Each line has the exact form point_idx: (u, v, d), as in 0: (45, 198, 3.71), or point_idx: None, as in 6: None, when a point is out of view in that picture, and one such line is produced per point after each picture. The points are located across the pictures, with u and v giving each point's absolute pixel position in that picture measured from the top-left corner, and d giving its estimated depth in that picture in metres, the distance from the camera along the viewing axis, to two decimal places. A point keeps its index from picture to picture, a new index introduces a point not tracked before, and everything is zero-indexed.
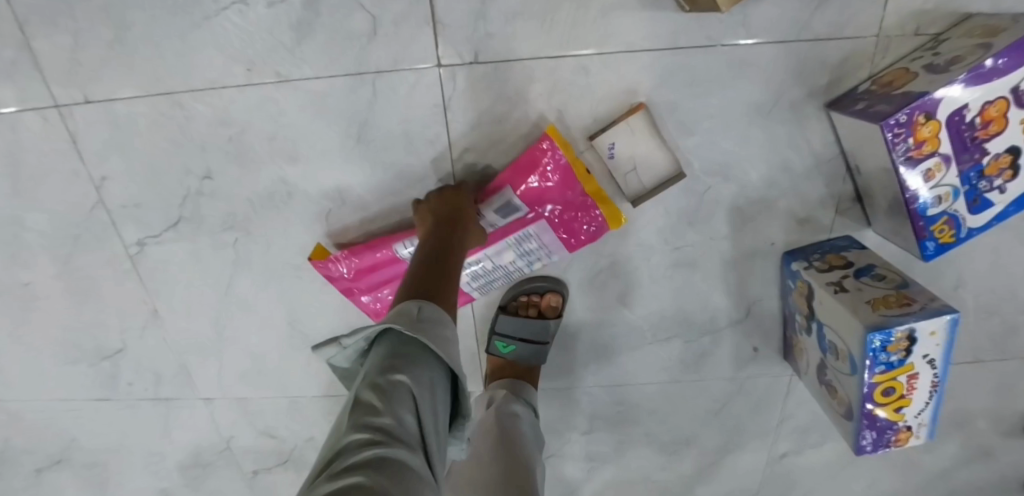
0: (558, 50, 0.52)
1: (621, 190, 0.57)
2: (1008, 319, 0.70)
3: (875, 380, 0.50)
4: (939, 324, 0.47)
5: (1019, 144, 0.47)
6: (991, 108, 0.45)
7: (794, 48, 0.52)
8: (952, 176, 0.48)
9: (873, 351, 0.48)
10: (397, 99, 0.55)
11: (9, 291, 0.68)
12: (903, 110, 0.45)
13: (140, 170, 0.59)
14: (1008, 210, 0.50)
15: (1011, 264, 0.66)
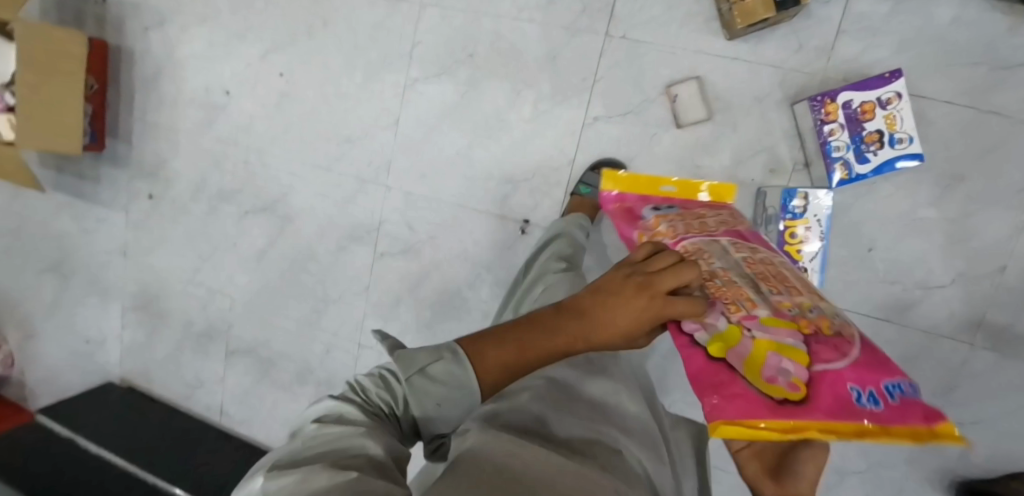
0: (664, 38, 1.04)
1: (676, 121, 1.06)
2: (907, 297, 1.03)
3: (787, 224, 0.98)
4: (822, 196, 0.97)
5: (882, 129, 0.92)
6: (866, 105, 0.91)
7: (783, 67, 1.00)
8: (845, 137, 0.93)
9: (788, 203, 0.97)
10: (578, 40, 1.08)
11: (332, 86, 1.25)
12: (818, 97, 0.93)
13: (437, 40, 1.16)
14: (880, 168, 0.93)
15: (908, 251, 1.01)
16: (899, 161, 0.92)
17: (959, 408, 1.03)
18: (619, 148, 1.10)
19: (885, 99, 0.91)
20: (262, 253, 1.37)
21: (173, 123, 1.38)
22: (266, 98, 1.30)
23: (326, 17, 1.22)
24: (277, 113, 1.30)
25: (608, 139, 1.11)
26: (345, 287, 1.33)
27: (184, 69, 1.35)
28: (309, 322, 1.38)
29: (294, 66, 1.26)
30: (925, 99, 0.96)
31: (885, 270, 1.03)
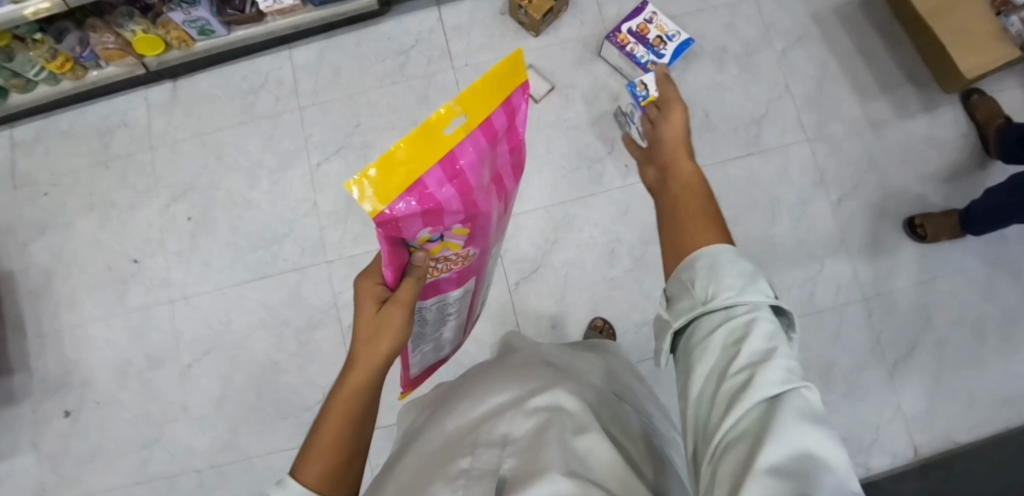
0: (494, 52, 1.38)
1: (533, 99, 1.36)
2: (751, 130, 1.34)
3: (642, 104, 1.23)
4: (649, 78, 1.24)
5: (659, 34, 1.30)
6: (641, 26, 1.31)
7: (581, 35, 1.38)
8: (641, 48, 1.29)
9: (633, 93, 1.23)
10: (436, 81, 1.38)
11: (241, 204, 1.35)
12: (610, 35, 1.30)
13: (327, 129, 1.37)
14: (673, 57, 1.30)
15: (729, 102, 1.35)
16: (683, 47, 1.31)
17: (835, 186, 1.33)
18: None
19: (648, 18, 1.31)
20: (220, 397, 1.27)
21: (76, 320, 1.30)
22: (178, 246, 1.33)
23: (221, 153, 1.37)
24: (194, 255, 1.33)
25: None
26: (323, 380, 1.28)
27: (81, 260, 1.32)
28: (299, 442, 1.25)
29: (200, 206, 1.35)
30: (673, 16, 1.39)
31: (726, 121, 1.35)
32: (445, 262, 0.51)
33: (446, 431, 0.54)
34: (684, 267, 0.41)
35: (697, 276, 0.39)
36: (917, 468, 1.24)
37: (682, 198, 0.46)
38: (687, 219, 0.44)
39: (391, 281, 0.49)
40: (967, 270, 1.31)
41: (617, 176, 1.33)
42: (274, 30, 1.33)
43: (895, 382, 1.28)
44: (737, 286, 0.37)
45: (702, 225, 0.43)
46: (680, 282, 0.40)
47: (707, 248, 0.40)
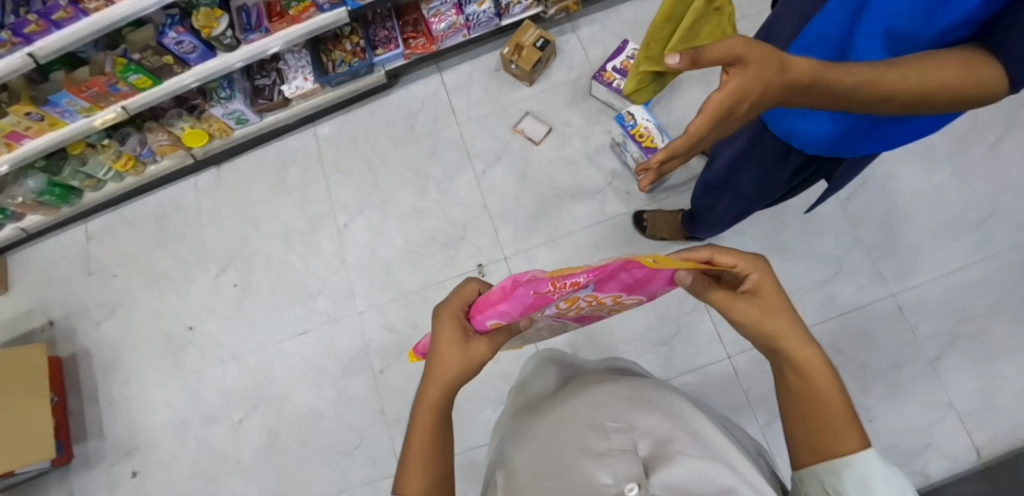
0: (492, 105, 1.51)
1: (533, 141, 1.46)
2: None
3: (632, 132, 1.31)
4: (636, 108, 1.33)
5: None
6: (625, 61, 1.40)
7: (571, 79, 1.49)
8: (626, 83, 1.38)
9: (623, 123, 1.32)
10: (443, 138, 1.51)
11: (279, 268, 1.49)
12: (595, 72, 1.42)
13: (350, 192, 1.52)
14: None
15: None
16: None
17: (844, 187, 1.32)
18: (510, 179, 1.44)
19: (630, 54, 1.41)
20: (268, 448, 1.35)
21: (142, 386, 1.43)
22: (227, 311, 1.47)
23: (260, 224, 1.53)
24: (241, 318, 1.46)
25: (498, 179, 1.45)
26: (360, 425, 1.34)
27: (146, 332, 1.48)
28: (341, 487, 1.30)
29: (244, 273, 1.50)
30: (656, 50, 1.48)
31: None
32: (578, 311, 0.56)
33: (574, 407, 0.44)
34: (827, 475, 0.41)
35: (848, 493, 0.39)
36: (983, 469, 1.15)
37: (809, 393, 0.43)
38: (815, 417, 0.42)
39: (477, 323, 0.55)
40: (1002, 251, 1.27)
41: (619, 201, 1.38)
42: (300, 111, 1.51)
43: (940, 379, 1.22)
44: (900, 492, 0.39)
45: (839, 424, 0.42)
46: (817, 488, 0.41)
47: (846, 460, 0.40)
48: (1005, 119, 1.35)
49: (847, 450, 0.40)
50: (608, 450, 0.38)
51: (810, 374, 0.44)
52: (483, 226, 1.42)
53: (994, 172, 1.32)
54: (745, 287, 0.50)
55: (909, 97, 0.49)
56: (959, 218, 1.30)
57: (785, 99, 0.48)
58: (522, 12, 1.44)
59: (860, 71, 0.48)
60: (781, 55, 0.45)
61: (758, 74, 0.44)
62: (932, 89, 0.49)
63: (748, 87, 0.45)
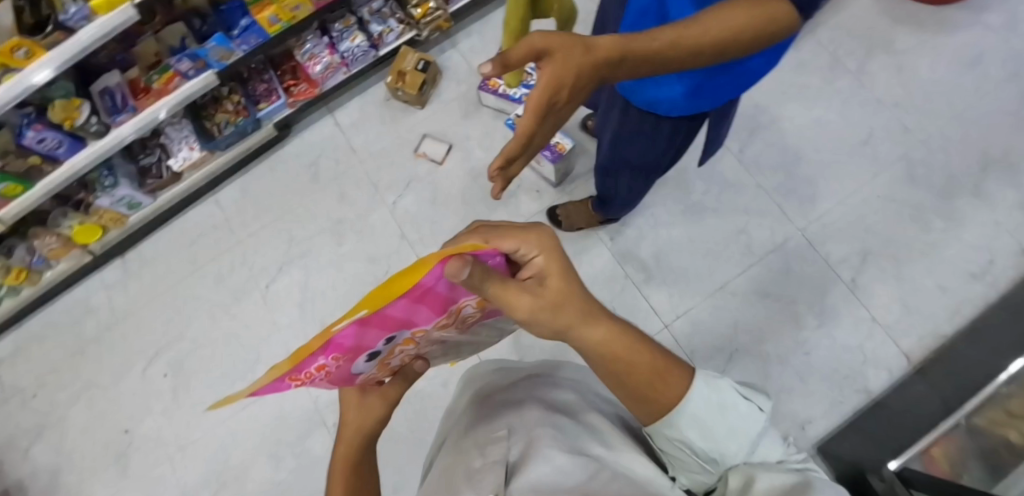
0: (390, 135, 1.50)
1: (437, 162, 1.46)
2: None
3: None
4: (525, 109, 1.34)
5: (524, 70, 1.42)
6: None
7: (461, 94, 1.50)
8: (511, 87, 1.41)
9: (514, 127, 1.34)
10: (348, 177, 1.49)
11: (209, 346, 1.43)
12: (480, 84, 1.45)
13: (267, 252, 1.48)
14: None
15: None
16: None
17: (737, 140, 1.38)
18: (423, 203, 1.44)
19: None
20: None
21: None
22: (164, 404, 1.40)
23: (180, 306, 1.46)
24: (180, 408, 1.39)
25: (412, 206, 1.44)
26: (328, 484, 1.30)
27: (81, 448, 1.39)
28: None
29: (174, 361, 1.43)
30: None
31: None
32: (411, 352, 0.47)
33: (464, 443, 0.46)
34: (665, 429, 0.44)
35: (687, 434, 0.43)
36: (916, 370, 1.22)
37: (633, 375, 0.40)
38: (645, 388, 0.41)
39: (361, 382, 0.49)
40: (886, 168, 1.35)
41: (532, 200, 1.39)
42: (194, 182, 1.46)
43: (861, 298, 1.28)
44: (730, 424, 0.44)
45: (663, 380, 0.42)
46: (666, 441, 0.45)
47: (678, 407, 0.42)
48: (862, 47, 1.45)
49: (675, 398, 0.42)
50: (481, 468, 0.38)
51: (617, 351, 0.40)
52: (407, 256, 1.41)
53: (863, 97, 1.41)
54: (530, 272, 0.40)
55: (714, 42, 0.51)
56: (843, 145, 1.38)
57: (601, 79, 0.48)
58: (397, 39, 1.45)
59: (658, 35, 0.49)
60: (580, 37, 0.44)
61: (568, 62, 0.43)
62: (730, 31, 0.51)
63: (563, 74, 0.43)
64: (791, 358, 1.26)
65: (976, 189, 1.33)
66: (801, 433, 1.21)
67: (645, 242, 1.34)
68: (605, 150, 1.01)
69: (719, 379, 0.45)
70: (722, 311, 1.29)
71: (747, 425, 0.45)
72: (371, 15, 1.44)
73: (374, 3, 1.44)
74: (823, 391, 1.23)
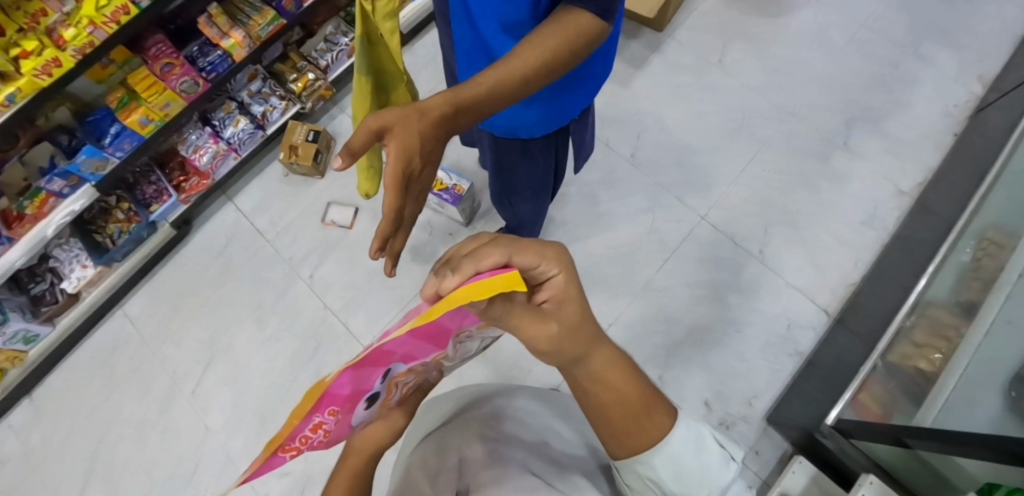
0: (295, 210, 1.48)
1: (346, 227, 1.45)
2: None
3: None
4: None
5: None
6: None
7: None
8: None
9: None
10: (259, 260, 1.45)
11: (141, 469, 1.33)
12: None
13: (187, 355, 1.41)
14: None
15: None
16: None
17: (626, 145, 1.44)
18: (340, 269, 1.42)
19: None
20: None
21: None
22: None
23: (102, 434, 1.36)
24: None
25: (329, 275, 1.41)
26: None
27: None
28: None
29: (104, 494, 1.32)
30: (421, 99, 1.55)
31: None
32: (398, 391, 0.41)
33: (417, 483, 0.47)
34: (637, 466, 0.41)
35: (660, 474, 0.41)
36: (838, 322, 1.27)
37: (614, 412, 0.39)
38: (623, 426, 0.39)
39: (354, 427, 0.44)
40: (766, 143, 1.44)
41: (446, 243, 1.39)
42: (96, 299, 1.40)
43: (773, 267, 1.33)
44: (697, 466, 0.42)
45: (645, 418, 0.39)
46: (633, 478, 0.42)
47: (654, 449, 0.40)
48: (720, 39, 1.55)
49: (657, 436, 0.40)
50: None
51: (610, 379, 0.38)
52: (334, 325, 1.37)
53: (731, 83, 1.50)
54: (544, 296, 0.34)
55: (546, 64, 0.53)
56: (723, 129, 1.46)
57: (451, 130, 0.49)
58: (282, 115, 1.46)
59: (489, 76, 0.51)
60: (413, 103, 0.45)
61: (409, 129, 0.44)
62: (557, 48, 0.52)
63: (407, 144, 0.44)
64: (724, 338, 1.29)
65: (848, 145, 1.43)
66: (749, 408, 1.23)
67: None
68: (492, 181, 1.02)
69: (702, 425, 0.44)
70: (649, 308, 1.31)
71: (719, 474, 0.43)
72: (251, 97, 1.44)
73: (252, 85, 1.45)
74: (760, 363, 1.27)
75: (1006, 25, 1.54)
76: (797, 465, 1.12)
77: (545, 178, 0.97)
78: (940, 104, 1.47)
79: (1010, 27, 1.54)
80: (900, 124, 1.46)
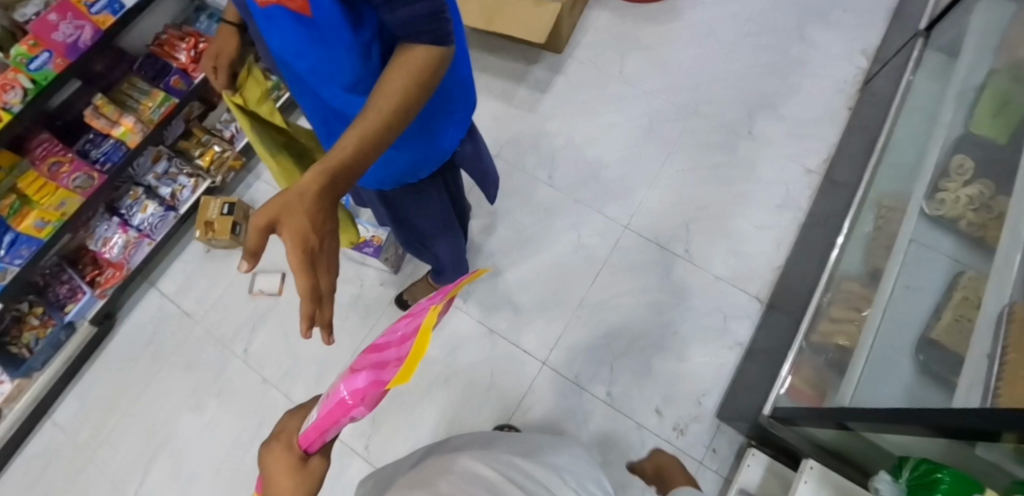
0: (220, 285, 1.45)
1: (274, 293, 1.42)
2: None
3: None
4: None
5: None
6: None
7: None
8: None
9: None
10: (190, 343, 1.40)
11: None
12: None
13: (122, 457, 1.32)
14: None
15: None
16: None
17: (542, 168, 1.45)
18: (273, 338, 1.38)
19: None
20: None
21: None
22: None
23: None
24: None
25: (263, 346, 1.38)
26: None
27: None
28: None
29: None
30: None
31: None
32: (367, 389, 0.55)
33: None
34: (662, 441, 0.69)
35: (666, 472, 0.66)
36: (769, 307, 1.29)
37: None
38: None
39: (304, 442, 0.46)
40: (675, 145, 1.47)
41: (379, 295, 1.38)
42: (15, 416, 1.31)
43: (701, 264, 1.35)
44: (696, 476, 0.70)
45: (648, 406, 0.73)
46: None
47: None
48: (617, 51, 1.59)
49: None
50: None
51: None
52: (274, 398, 1.33)
53: (633, 92, 1.54)
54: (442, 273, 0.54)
55: (413, 93, 0.49)
56: (633, 137, 1.48)
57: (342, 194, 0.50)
58: (193, 193, 1.43)
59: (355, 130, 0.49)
60: (292, 187, 0.47)
61: (294, 214, 0.47)
62: (414, 73, 0.48)
63: (298, 228, 0.47)
64: (665, 342, 1.29)
65: (752, 135, 1.48)
66: (699, 408, 1.23)
67: (495, 291, 1.35)
68: (400, 234, 0.98)
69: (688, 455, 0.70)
70: (588, 325, 1.31)
71: None
72: (158, 179, 1.41)
73: (158, 167, 1.42)
74: (703, 360, 1.27)
75: (877, 0, 1.63)
76: (751, 458, 1.11)
77: (449, 211, 0.94)
78: (830, 82, 1.54)
79: (881, 2, 1.63)
80: (797, 107, 1.52)
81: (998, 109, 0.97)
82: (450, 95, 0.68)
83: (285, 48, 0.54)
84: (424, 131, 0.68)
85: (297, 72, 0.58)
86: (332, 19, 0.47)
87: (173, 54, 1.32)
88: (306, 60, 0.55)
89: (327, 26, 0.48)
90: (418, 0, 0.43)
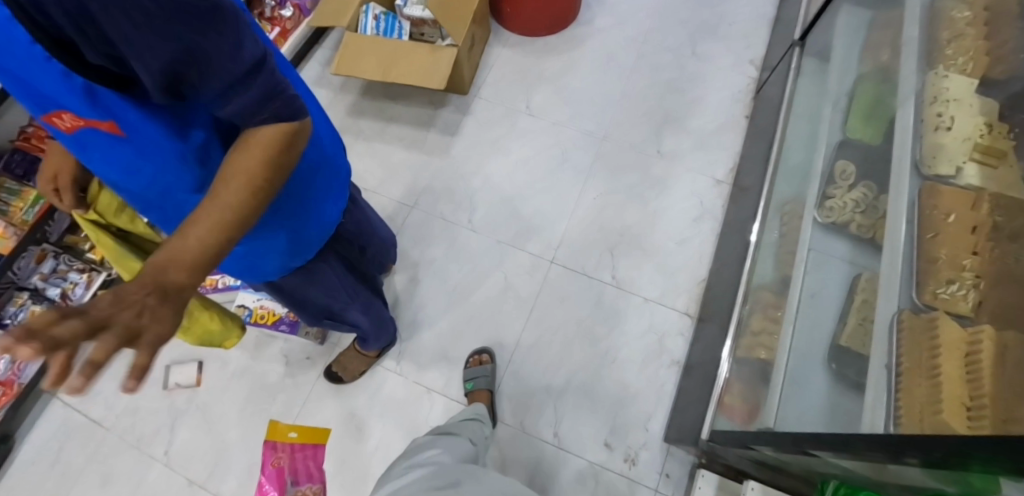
0: (130, 384, 1.33)
1: (191, 384, 1.32)
2: None
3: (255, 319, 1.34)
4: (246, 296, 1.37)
5: None
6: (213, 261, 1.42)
7: None
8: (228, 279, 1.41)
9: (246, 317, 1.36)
10: (103, 454, 1.28)
11: None
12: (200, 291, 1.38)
13: None
14: None
15: None
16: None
17: (460, 213, 1.43)
18: (197, 433, 1.28)
19: None
20: None
21: None
22: None
23: None
24: None
25: (185, 444, 1.27)
26: None
27: None
28: None
29: None
30: None
31: None
32: None
33: None
34: None
35: None
36: (699, 322, 1.31)
37: None
38: None
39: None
40: (590, 173, 1.48)
41: (306, 370, 1.31)
42: None
43: (629, 288, 1.36)
44: None
45: None
46: None
47: None
48: (521, 86, 1.59)
49: None
50: None
51: None
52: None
53: (542, 124, 1.54)
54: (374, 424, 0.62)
55: (273, 170, 0.42)
56: (547, 169, 1.49)
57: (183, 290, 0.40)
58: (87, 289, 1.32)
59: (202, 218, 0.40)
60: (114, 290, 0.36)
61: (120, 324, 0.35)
62: (271, 148, 0.41)
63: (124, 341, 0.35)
64: (604, 372, 1.28)
65: (661, 153, 1.51)
66: (647, 433, 1.23)
67: (428, 346, 1.31)
68: (304, 313, 0.91)
69: None
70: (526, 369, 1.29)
71: None
72: (45, 280, 1.29)
73: (44, 266, 1.30)
74: (644, 384, 1.27)
75: (756, 11, 1.72)
76: (702, 479, 1.11)
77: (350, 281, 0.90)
78: (725, 93, 1.60)
79: (761, 13, 1.71)
80: (699, 120, 1.57)
81: (868, 114, 1.04)
82: (315, 178, 0.64)
83: (112, 172, 0.49)
84: (294, 217, 0.64)
85: (133, 192, 0.53)
86: (148, 132, 0.43)
87: (42, 147, 1.24)
88: (138, 180, 0.50)
89: (147, 140, 0.44)
90: (245, 97, 0.38)
